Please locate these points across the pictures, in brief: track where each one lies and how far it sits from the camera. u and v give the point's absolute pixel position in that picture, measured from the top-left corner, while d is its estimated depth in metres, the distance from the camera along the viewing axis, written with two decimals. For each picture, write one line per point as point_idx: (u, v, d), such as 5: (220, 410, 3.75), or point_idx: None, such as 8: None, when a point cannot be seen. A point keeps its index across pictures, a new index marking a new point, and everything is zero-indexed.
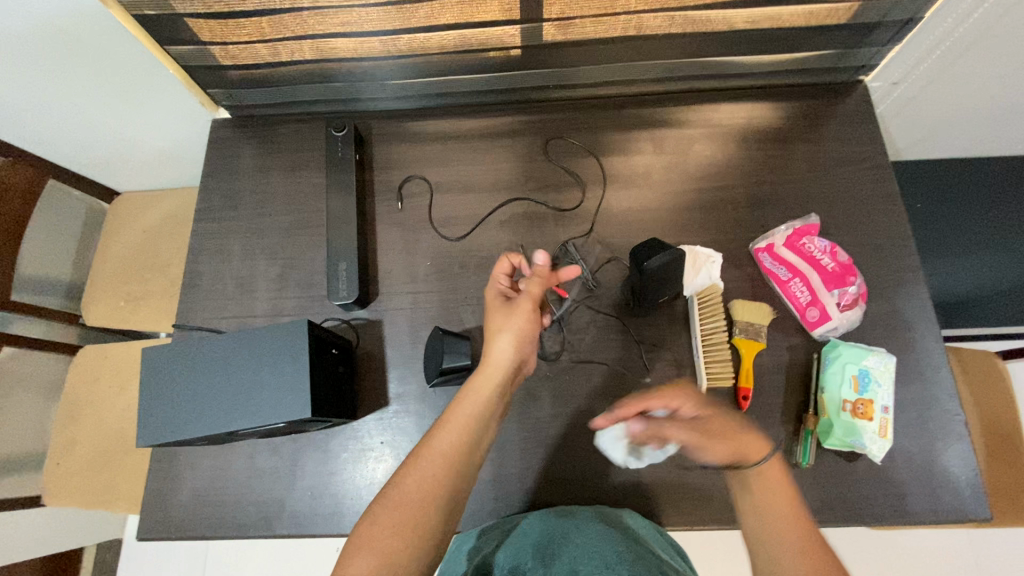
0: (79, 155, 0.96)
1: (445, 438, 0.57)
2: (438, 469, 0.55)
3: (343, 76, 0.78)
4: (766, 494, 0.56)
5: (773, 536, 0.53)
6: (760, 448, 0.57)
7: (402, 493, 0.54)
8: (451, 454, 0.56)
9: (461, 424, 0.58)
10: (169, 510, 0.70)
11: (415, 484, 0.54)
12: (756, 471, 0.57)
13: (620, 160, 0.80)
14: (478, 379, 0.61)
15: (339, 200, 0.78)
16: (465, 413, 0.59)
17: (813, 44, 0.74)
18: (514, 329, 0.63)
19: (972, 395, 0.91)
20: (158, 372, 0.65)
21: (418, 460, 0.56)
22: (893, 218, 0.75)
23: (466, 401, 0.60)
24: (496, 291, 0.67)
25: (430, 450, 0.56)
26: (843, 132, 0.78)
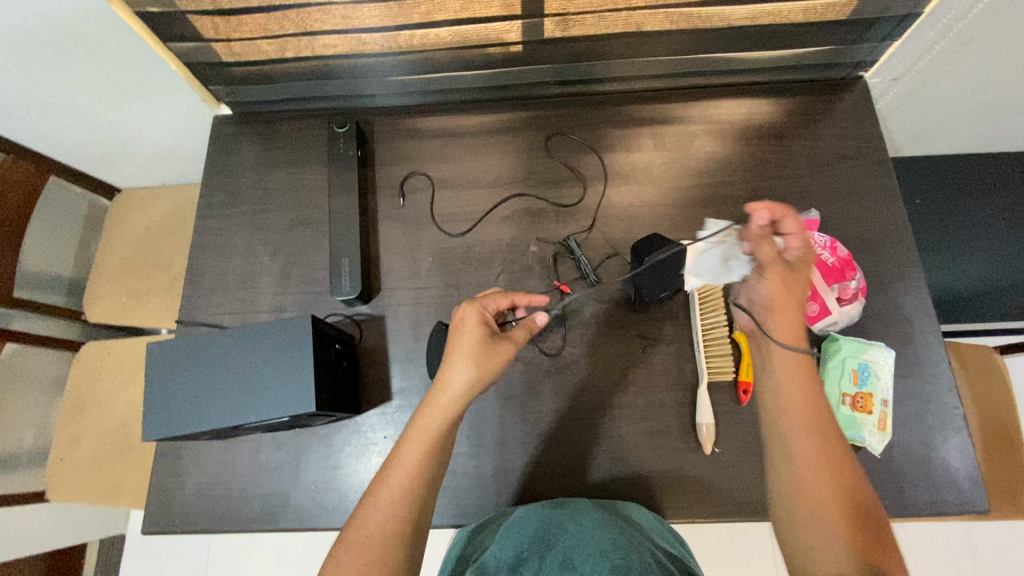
0: (82, 151, 0.96)
1: (399, 475, 0.55)
2: (396, 508, 0.54)
3: (345, 73, 0.78)
4: (798, 441, 0.55)
5: (800, 495, 0.53)
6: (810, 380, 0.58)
7: (362, 535, 0.52)
8: (409, 491, 0.55)
9: (415, 459, 0.56)
10: (173, 505, 0.70)
11: (377, 525, 0.53)
12: (792, 411, 0.56)
13: (621, 155, 0.80)
14: (427, 411, 0.58)
15: (341, 196, 0.78)
16: (417, 443, 0.57)
17: (812, 40, 0.74)
18: (472, 368, 0.59)
19: (972, 395, 0.91)
20: (162, 367, 0.65)
21: (376, 499, 0.54)
22: (892, 213, 0.76)
23: (417, 433, 0.58)
24: (479, 321, 0.62)
25: (383, 492, 0.55)
26: (843, 128, 0.79)
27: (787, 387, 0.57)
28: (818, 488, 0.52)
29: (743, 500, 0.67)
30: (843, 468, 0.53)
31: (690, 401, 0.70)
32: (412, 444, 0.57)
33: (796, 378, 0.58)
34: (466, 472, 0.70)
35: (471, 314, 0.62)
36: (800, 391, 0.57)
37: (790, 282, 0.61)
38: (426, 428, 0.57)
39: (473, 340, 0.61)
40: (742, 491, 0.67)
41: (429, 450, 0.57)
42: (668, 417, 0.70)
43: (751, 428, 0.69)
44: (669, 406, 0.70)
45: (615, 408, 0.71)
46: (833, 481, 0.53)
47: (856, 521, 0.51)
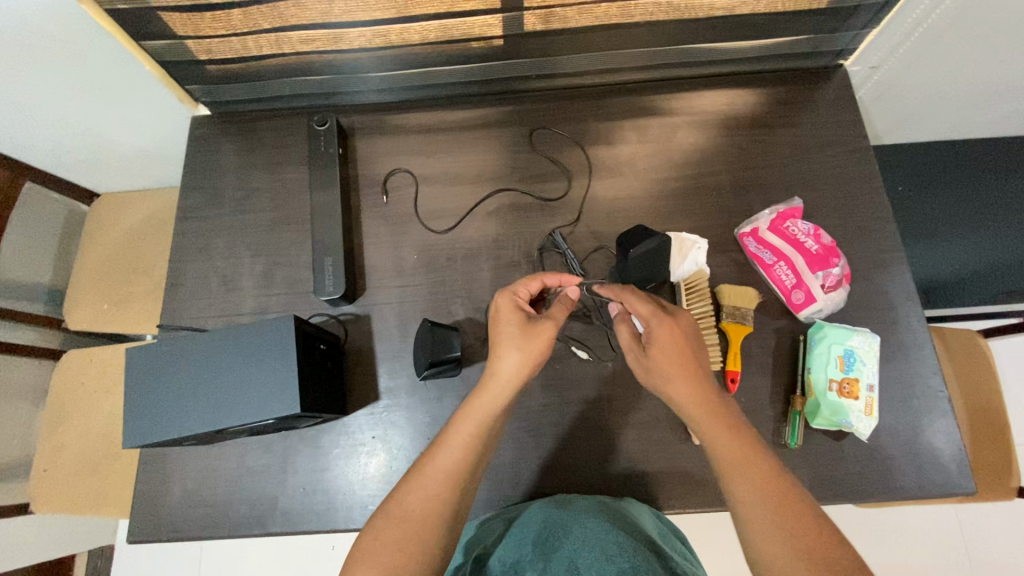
0: (57, 155, 0.94)
1: (447, 456, 0.56)
2: (440, 486, 0.55)
3: (324, 69, 0.77)
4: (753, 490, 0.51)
5: (764, 547, 0.48)
6: (730, 418, 0.55)
7: (404, 510, 0.53)
8: (454, 472, 0.56)
9: (464, 438, 0.57)
10: (159, 513, 0.69)
11: (419, 500, 0.54)
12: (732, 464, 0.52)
13: (604, 148, 0.80)
14: (481, 396, 0.59)
15: (323, 194, 0.77)
16: (466, 424, 0.57)
17: (792, 29, 0.74)
18: (522, 350, 0.59)
19: (961, 385, 0.91)
20: (143, 373, 0.64)
21: (420, 477, 0.55)
22: (874, 201, 0.76)
23: (466, 416, 0.58)
24: (514, 305, 0.63)
25: (432, 467, 0.56)
26: (824, 116, 0.79)
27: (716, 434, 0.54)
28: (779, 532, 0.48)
29: None
30: (787, 495, 0.50)
31: None
32: (463, 422, 0.58)
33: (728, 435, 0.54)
34: None
35: (506, 300, 0.63)
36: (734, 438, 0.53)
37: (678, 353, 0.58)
38: (479, 407, 0.58)
39: (512, 327, 0.61)
40: None
41: (478, 432, 0.57)
42: (658, 409, 0.70)
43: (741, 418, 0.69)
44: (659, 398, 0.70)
45: (605, 402, 0.71)
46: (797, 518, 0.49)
47: (821, 553, 0.47)
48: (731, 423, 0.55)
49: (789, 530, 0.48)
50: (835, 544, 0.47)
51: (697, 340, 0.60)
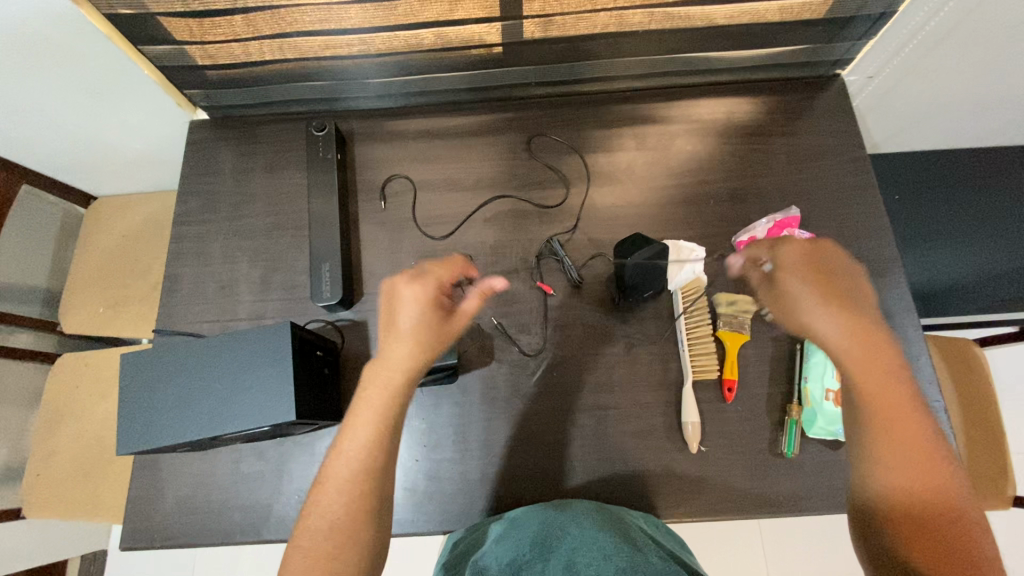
0: (55, 158, 0.93)
1: (351, 456, 0.55)
2: (351, 488, 0.54)
3: (324, 76, 0.77)
4: (897, 446, 0.53)
5: (886, 476, 0.53)
6: (889, 370, 0.55)
7: (325, 519, 0.54)
8: (365, 470, 0.55)
9: (371, 430, 0.56)
10: (152, 519, 0.69)
11: (336, 507, 0.54)
12: (883, 419, 0.54)
13: (602, 155, 0.80)
14: (377, 378, 0.58)
15: (321, 199, 0.77)
16: (369, 415, 0.57)
17: (790, 39, 0.75)
18: (414, 346, 0.59)
19: (962, 415, 0.91)
20: (138, 378, 0.63)
21: (330, 483, 0.55)
22: (870, 210, 0.76)
23: (363, 414, 0.57)
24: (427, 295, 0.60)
25: (339, 471, 0.55)
26: (821, 125, 0.80)
27: (872, 386, 0.55)
28: (915, 493, 0.51)
29: (729, 497, 0.67)
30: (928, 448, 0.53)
31: (675, 399, 0.70)
32: (364, 419, 0.57)
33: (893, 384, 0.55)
34: (452, 477, 0.69)
35: (416, 288, 0.60)
36: (889, 392, 0.55)
37: (828, 289, 0.59)
38: (374, 402, 0.57)
39: (416, 321, 0.59)
40: (729, 488, 0.67)
41: (384, 423, 0.57)
42: (654, 418, 0.70)
43: (737, 426, 0.69)
44: (655, 406, 0.70)
45: (601, 409, 0.71)
46: (937, 480, 0.52)
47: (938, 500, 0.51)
48: (893, 374, 0.55)
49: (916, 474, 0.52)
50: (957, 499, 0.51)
51: (839, 269, 0.61)
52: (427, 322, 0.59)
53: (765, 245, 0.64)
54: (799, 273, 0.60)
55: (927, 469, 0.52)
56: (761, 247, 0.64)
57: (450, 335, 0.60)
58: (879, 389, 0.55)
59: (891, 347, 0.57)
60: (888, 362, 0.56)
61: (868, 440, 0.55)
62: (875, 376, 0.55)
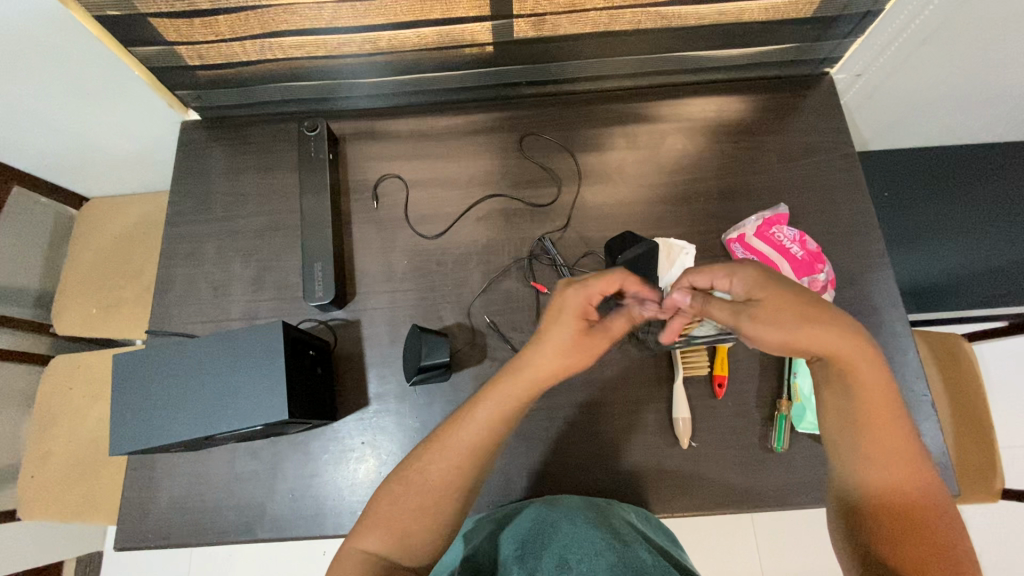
0: (45, 159, 0.93)
1: (468, 430, 0.57)
2: (458, 458, 0.57)
3: (315, 75, 0.78)
4: (879, 450, 0.53)
5: (867, 479, 0.54)
6: (883, 379, 0.54)
7: (422, 480, 0.56)
8: (475, 445, 0.57)
9: (487, 422, 0.57)
10: (147, 519, 0.69)
11: (439, 470, 0.56)
12: (869, 425, 0.54)
13: (593, 154, 0.81)
14: (517, 372, 0.57)
15: (314, 199, 0.77)
16: (490, 409, 0.57)
17: (779, 38, 0.75)
18: (558, 349, 0.57)
19: (952, 415, 0.92)
20: (129, 379, 0.63)
21: (443, 445, 0.57)
22: (858, 207, 0.77)
23: (495, 396, 0.57)
24: (582, 309, 0.57)
25: (454, 438, 0.57)
26: (809, 123, 0.80)
27: (861, 396, 0.54)
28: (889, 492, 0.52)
29: (720, 491, 0.68)
30: (911, 458, 0.53)
31: (666, 395, 0.71)
32: (491, 401, 0.57)
33: (880, 396, 0.53)
34: None
35: (574, 297, 0.57)
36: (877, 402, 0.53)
37: (804, 313, 0.52)
38: (505, 391, 0.57)
39: (568, 332, 0.57)
40: (720, 483, 0.68)
41: (507, 415, 0.57)
42: (646, 413, 0.70)
43: (727, 422, 0.70)
44: (646, 403, 0.71)
45: (594, 405, 0.71)
46: (911, 478, 0.53)
47: (920, 507, 0.52)
48: (878, 383, 0.53)
49: (897, 482, 0.53)
50: (940, 506, 0.52)
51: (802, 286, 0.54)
52: (574, 338, 0.57)
53: (719, 269, 0.56)
54: (773, 290, 0.53)
55: (901, 469, 0.53)
56: (724, 271, 0.56)
57: (591, 356, 0.59)
58: (862, 397, 0.54)
59: (877, 355, 0.53)
60: (875, 369, 0.53)
61: (851, 442, 0.55)
62: (858, 378, 0.53)
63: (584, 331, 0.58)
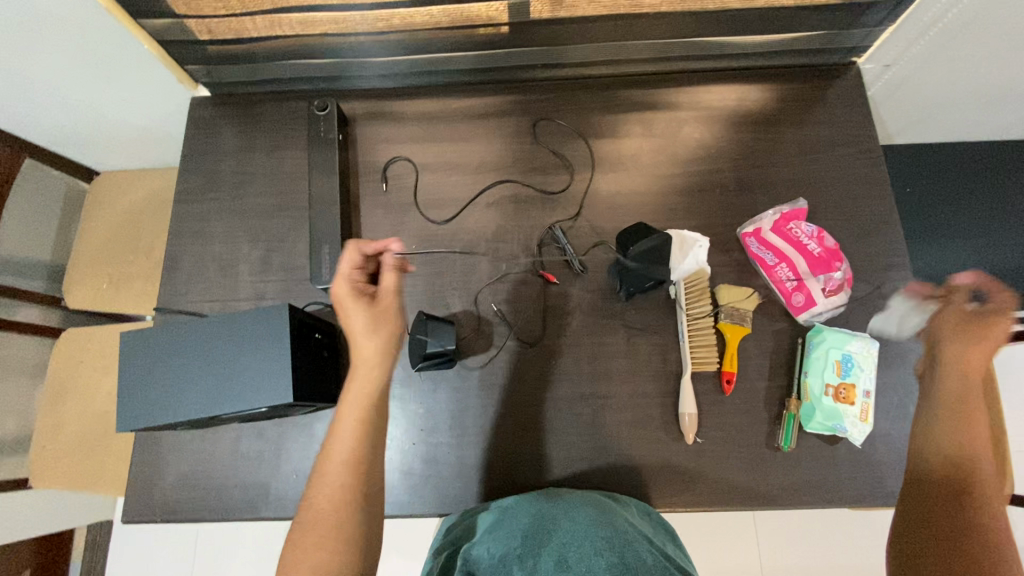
0: (56, 132, 0.93)
1: (339, 445, 0.59)
2: (340, 477, 0.58)
3: (326, 53, 0.76)
4: (954, 429, 0.57)
5: (927, 450, 0.58)
6: (977, 372, 0.59)
7: (316, 510, 0.56)
8: (353, 458, 0.58)
9: (351, 430, 0.59)
10: (153, 494, 0.70)
11: (325, 493, 0.57)
12: (948, 405, 0.59)
13: (608, 141, 0.79)
14: (359, 368, 0.62)
15: (323, 180, 0.76)
16: (352, 418, 0.60)
17: (806, 24, 0.72)
18: (377, 334, 0.61)
19: None
20: (136, 357, 0.64)
21: (322, 473, 0.58)
22: (880, 204, 0.75)
23: (347, 410, 0.60)
24: (348, 284, 0.63)
25: (330, 462, 0.59)
26: (833, 115, 0.78)
27: (953, 379, 0.60)
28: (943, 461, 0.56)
29: (724, 488, 0.67)
30: (974, 451, 0.55)
31: (673, 390, 0.70)
32: (347, 412, 0.60)
33: (964, 386, 0.59)
34: (448, 461, 0.69)
35: (342, 282, 0.63)
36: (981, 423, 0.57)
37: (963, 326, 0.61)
38: (354, 394, 0.61)
39: (358, 318, 0.62)
40: (724, 480, 0.67)
41: (366, 415, 0.60)
42: (652, 407, 0.70)
43: (734, 419, 0.69)
44: (653, 396, 0.70)
45: (599, 398, 0.70)
46: (969, 462, 0.55)
47: (968, 490, 0.53)
48: (974, 383, 0.59)
49: (951, 460, 0.55)
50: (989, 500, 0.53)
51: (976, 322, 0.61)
52: (364, 318, 0.61)
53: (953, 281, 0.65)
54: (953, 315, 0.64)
55: (963, 449, 0.56)
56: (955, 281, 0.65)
57: (398, 320, 0.63)
58: (945, 382, 0.60)
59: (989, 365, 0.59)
60: (976, 370, 0.59)
61: (932, 411, 0.60)
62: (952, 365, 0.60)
63: (371, 304, 0.63)
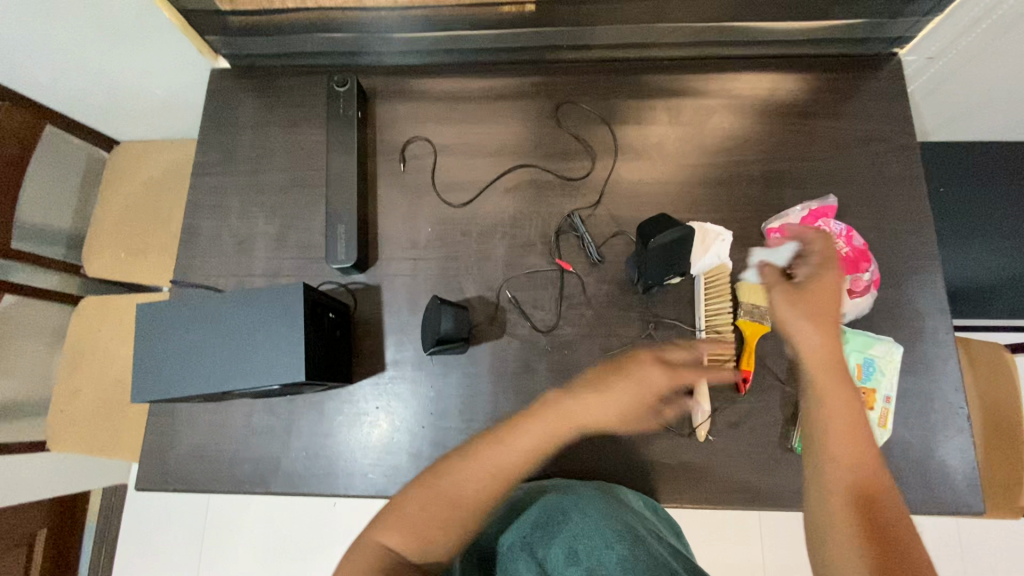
0: (77, 99, 0.93)
1: (510, 453, 0.58)
2: (484, 479, 0.57)
3: (347, 27, 0.74)
4: (845, 449, 0.51)
5: (830, 488, 0.49)
6: (842, 370, 0.54)
7: (456, 494, 0.56)
8: (507, 470, 0.57)
9: (531, 453, 0.59)
10: (166, 463, 0.71)
11: (458, 486, 0.56)
12: (835, 420, 0.52)
13: (633, 127, 0.76)
14: (564, 417, 0.61)
15: (340, 157, 0.75)
16: (531, 441, 0.59)
17: (847, 12, 0.69)
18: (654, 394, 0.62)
19: (984, 428, 0.88)
20: (151, 329, 0.64)
21: (478, 463, 0.57)
22: (913, 204, 0.72)
23: (545, 435, 0.60)
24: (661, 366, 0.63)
25: (491, 457, 0.58)
26: (869, 109, 0.75)
27: (823, 389, 0.54)
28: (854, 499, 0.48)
29: (734, 487, 0.66)
30: (868, 463, 0.50)
31: (688, 386, 0.69)
32: (543, 438, 0.60)
33: (840, 394, 0.53)
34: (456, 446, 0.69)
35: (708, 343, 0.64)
36: (846, 405, 0.52)
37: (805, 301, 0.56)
38: (571, 427, 0.61)
39: (683, 370, 0.62)
40: (734, 479, 0.67)
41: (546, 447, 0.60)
42: None
43: (748, 418, 0.68)
44: None
45: None
46: (870, 486, 0.49)
47: (884, 519, 0.47)
48: (846, 383, 0.53)
49: (861, 488, 0.49)
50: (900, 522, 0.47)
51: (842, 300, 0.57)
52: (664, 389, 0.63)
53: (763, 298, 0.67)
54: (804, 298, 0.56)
55: (865, 475, 0.49)
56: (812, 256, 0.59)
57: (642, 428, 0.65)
58: (825, 401, 0.53)
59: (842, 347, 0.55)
60: (833, 356, 0.54)
61: (815, 434, 0.52)
62: (828, 373, 0.54)
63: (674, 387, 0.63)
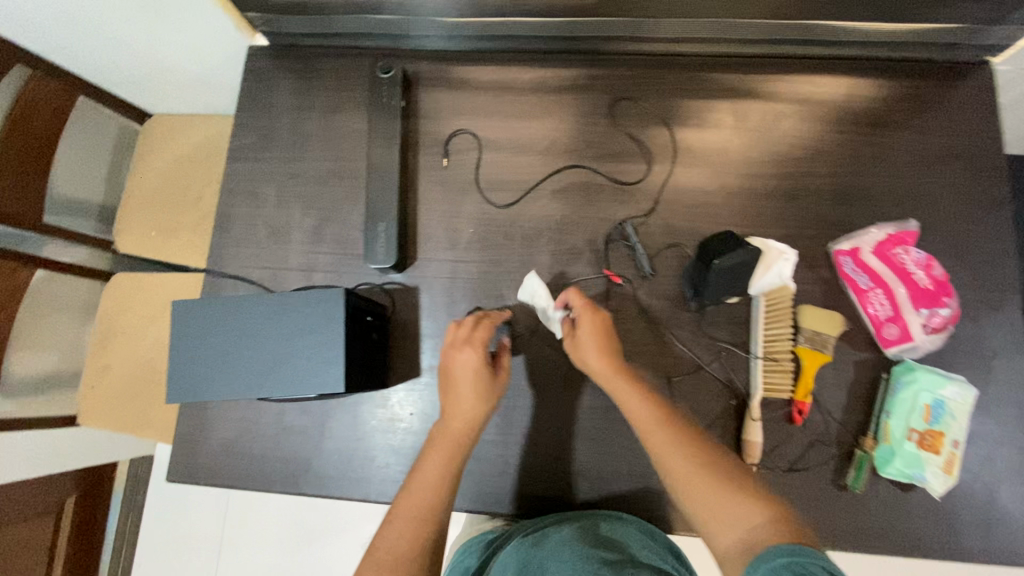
0: (109, 70, 0.90)
1: (419, 492, 0.57)
2: (410, 520, 0.56)
3: (393, 9, 0.69)
4: (714, 506, 0.51)
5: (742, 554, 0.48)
6: (662, 430, 0.56)
7: (389, 549, 0.54)
8: (430, 506, 0.57)
9: (435, 479, 0.58)
10: (196, 457, 0.70)
11: (391, 541, 0.55)
12: (693, 490, 0.53)
13: (693, 131, 0.71)
14: (444, 436, 0.61)
15: (381, 149, 0.71)
16: (432, 462, 0.59)
17: (944, 16, 0.62)
18: (471, 387, 0.61)
19: None
20: (186, 326, 0.62)
21: (401, 507, 0.57)
22: (997, 230, 0.66)
23: (430, 457, 0.60)
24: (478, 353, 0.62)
25: (405, 501, 0.57)
26: (956, 122, 0.68)
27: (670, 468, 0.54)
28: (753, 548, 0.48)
29: None
30: (742, 489, 0.52)
31: (737, 413, 0.65)
32: (426, 466, 0.59)
33: (683, 454, 0.54)
34: (491, 459, 0.67)
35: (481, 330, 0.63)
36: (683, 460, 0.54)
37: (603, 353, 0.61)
38: (434, 451, 0.60)
39: (472, 365, 0.62)
40: None
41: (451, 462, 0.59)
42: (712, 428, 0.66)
43: (800, 452, 0.64)
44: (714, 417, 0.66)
45: None
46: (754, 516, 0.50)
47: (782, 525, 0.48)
48: (669, 442, 0.55)
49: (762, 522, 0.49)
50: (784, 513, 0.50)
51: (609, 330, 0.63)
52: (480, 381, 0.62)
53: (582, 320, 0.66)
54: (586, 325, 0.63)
55: (740, 514, 0.50)
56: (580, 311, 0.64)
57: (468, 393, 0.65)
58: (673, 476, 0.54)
59: (637, 396, 0.58)
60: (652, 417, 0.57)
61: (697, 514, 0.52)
62: (656, 448, 0.55)
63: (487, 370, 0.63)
